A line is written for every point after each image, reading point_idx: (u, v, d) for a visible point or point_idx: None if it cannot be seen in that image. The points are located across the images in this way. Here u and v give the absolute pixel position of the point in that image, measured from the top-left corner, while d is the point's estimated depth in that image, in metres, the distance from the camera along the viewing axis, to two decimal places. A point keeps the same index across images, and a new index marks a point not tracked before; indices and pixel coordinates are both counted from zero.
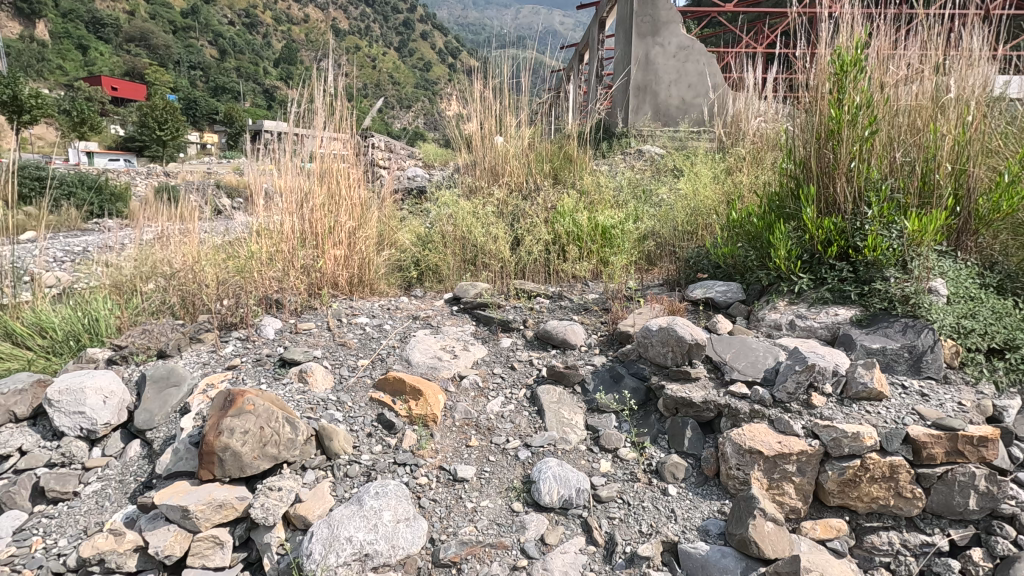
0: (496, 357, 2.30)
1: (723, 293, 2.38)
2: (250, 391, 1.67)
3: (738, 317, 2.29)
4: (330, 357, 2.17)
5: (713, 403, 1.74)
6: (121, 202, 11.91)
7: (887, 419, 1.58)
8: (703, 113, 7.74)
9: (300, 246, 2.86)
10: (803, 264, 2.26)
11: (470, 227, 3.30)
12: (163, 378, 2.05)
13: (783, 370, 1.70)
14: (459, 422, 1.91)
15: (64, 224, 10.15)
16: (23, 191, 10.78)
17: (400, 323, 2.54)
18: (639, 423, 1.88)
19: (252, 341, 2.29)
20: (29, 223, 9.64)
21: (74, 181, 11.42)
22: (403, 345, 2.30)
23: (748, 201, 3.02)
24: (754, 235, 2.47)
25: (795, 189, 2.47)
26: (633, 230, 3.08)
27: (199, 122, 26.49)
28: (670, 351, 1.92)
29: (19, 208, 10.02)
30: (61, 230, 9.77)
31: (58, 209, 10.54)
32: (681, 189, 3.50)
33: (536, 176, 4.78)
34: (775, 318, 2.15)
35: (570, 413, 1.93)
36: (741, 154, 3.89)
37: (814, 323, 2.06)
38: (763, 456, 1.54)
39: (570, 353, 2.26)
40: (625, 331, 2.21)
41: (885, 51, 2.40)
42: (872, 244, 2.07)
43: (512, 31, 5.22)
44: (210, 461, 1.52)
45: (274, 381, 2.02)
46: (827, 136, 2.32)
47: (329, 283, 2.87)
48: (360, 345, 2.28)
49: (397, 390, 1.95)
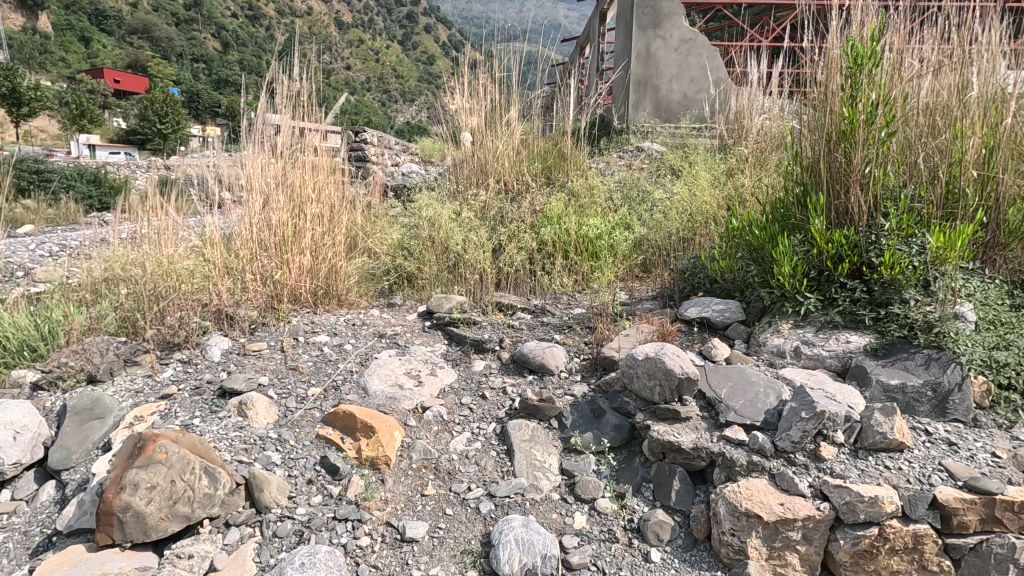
0: (466, 384, 2.06)
1: (721, 312, 2.13)
2: (166, 435, 1.45)
3: (737, 341, 2.05)
4: (277, 385, 1.94)
5: (705, 450, 1.50)
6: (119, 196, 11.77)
7: (911, 477, 1.34)
8: (706, 108, 7.46)
9: (259, 255, 2.63)
10: (809, 282, 2.00)
11: (449, 233, 3.06)
12: (86, 410, 1.81)
13: (786, 415, 1.46)
14: (416, 465, 1.68)
15: (62, 219, 10.04)
16: (21, 184, 10.54)
17: (363, 341, 2.30)
18: (621, 469, 1.64)
19: (194, 365, 2.05)
20: (27, 216, 9.54)
21: (71, 175, 11.25)
22: (363, 369, 2.07)
23: (750, 207, 2.78)
24: (756, 248, 2.22)
25: (801, 196, 2.22)
26: (624, 237, 2.84)
27: (199, 115, 26.24)
28: (658, 385, 1.68)
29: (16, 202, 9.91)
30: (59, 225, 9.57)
31: (56, 203, 10.41)
32: (678, 192, 3.25)
33: (528, 176, 4.54)
34: (777, 344, 1.91)
35: (543, 455, 1.69)
36: (743, 154, 3.64)
37: (822, 351, 1.82)
38: (763, 522, 1.30)
39: (548, 380, 2.02)
40: (609, 357, 1.97)
41: (905, 43, 2.14)
42: (889, 261, 1.82)
43: (504, 22, 4.95)
44: (108, 523, 1.29)
45: (209, 415, 1.78)
46: (838, 138, 2.07)
47: (290, 297, 2.65)
48: (314, 370, 2.04)
49: (347, 426, 1.73)
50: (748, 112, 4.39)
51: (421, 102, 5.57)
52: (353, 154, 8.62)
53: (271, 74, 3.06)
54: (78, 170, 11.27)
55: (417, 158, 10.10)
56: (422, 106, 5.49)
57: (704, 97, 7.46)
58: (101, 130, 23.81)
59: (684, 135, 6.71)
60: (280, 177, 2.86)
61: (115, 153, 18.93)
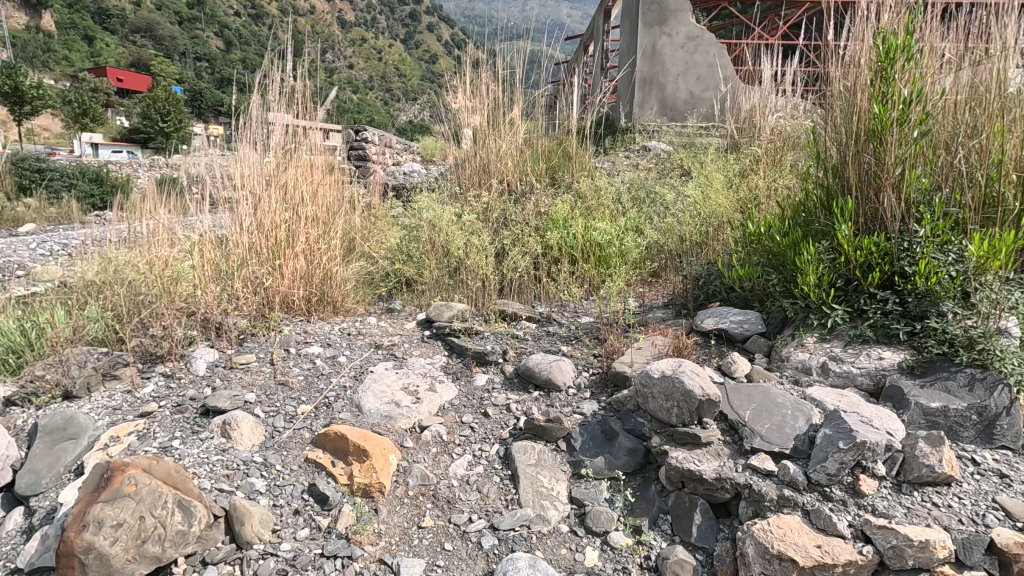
0: (467, 400, 1.93)
1: (740, 324, 2.00)
2: (137, 464, 1.32)
3: (757, 355, 1.91)
4: (265, 402, 1.81)
5: (729, 481, 1.37)
6: (121, 195, 11.66)
7: (963, 517, 1.20)
8: (713, 106, 7.31)
9: (249, 261, 2.50)
10: (836, 292, 1.87)
11: (450, 236, 2.93)
12: (59, 429, 1.68)
13: (821, 444, 1.32)
14: (412, 492, 1.55)
15: (64, 217, 9.93)
16: (23, 183, 10.47)
17: (358, 353, 2.17)
18: (636, 498, 1.50)
19: (177, 379, 1.92)
20: (30, 215, 9.46)
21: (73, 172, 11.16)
22: (357, 385, 1.93)
23: (767, 211, 2.64)
24: (777, 255, 2.09)
25: (826, 200, 2.09)
26: (634, 242, 2.71)
27: (201, 113, 26.17)
28: (676, 407, 1.54)
29: (18, 201, 9.83)
30: (60, 223, 9.48)
31: (59, 201, 10.32)
32: (690, 194, 3.11)
33: (532, 176, 4.40)
34: (803, 359, 1.78)
35: (550, 482, 1.56)
36: (757, 154, 3.50)
37: (853, 368, 1.68)
38: (798, 566, 1.17)
39: (555, 397, 1.89)
40: (621, 373, 1.84)
41: (939, 36, 2.00)
42: (925, 271, 1.68)
43: (507, 18, 4.82)
44: (68, 565, 1.15)
45: (189, 436, 1.65)
46: (867, 138, 1.93)
47: (282, 304, 2.52)
48: (304, 385, 1.91)
49: (338, 449, 1.60)
50: (759, 110, 4.25)
51: (423, 99, 5.45)
52: (355, 153, 8.50)
53: (265, 71, 2.93)
54: (80, 168, 11.18)
55: (419, 157, 9.98)
56: (425, 103, 5.36)
57: (711, 95, 7.32)
58: (104, 129, 23.78)
59: (691, 134, 6.56)
60: (274, 178, 2.74)
61: (118, 151, 18.86)
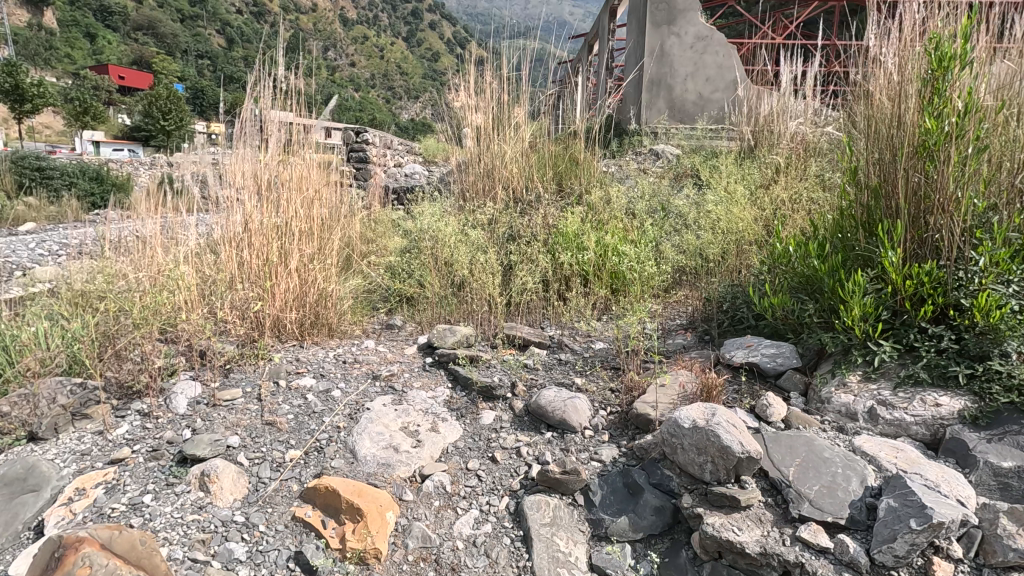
0: (473, 442, 1.75)
1: (772, 358, 1.82)
2: (94, 540, 1.15)
3: (794, 395, 1.73)
4: (250, 447, 1.64)
5: (776, 558, 1.20)
6: (121, 195, 11.48)
7: None
8: (723, 108, 7.13)
9: (235, 285, 2.34)
10: (883, 326, 1.69)
11: (453, 255, 2.78)
12: (18, 480, 1.50)
13: (886, 519, 1.15)
14: (413, 557, 1.37)
15: (64, 217, 9.74)
16: (23, 182, 10.27)
17: (354, 386, 1.99)
18: (665, 568, 1.33)
19: (154, 418, 1.75)
20: (29, 215, 9.29)
21: (75, 171, 10.99)
22: (352, 425, 1.76)
23: (795, 228, 2.46)
24: (814, 281, 1.91)
25: (867, 221, 1.91)
26: (650, 260, 2.53)
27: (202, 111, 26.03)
28: (710, 463, 1.37)
29: (18, 200, 9.66)
30: (60, 223, 9.32)
31: (59, 201, 10.13)
32: (708, 207, 2.93)
33: (539, 183, 4.22)
34: (846, 402, 1.60)
35: (568, 545, 1.38)
36: (777, 163, 3.31)
37: (906, 416, 1.51)
38: None
39: (569, 440, 1.71)
40: (644, 415, 1.66)
41: (993, 40, 1.81)
42: (987, 305, 1.50)
43: (512, 17, 4.62)
44: None
45: (163, 490, 1.47)
46: (915, 153, 1.75)
47: (272, 330, 2.35)
48: (293, 426, 1.73)
49: (330, 506, 1.42)
50: (775, 114, 4.07)
51: (426, 99, 5.26)
52: (355, 154, 8.31)
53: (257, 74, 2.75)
54: (80, 167, 11.01)
55: (420, 158, 9.79)
56: (427, 103, 5.16)
57: (720, 97, 7.13)
58: (106, 127, 23.63)
59: (700, 138, 6.38)
60: (268, 190, 2.56)
61: (120, 149, 18.69)
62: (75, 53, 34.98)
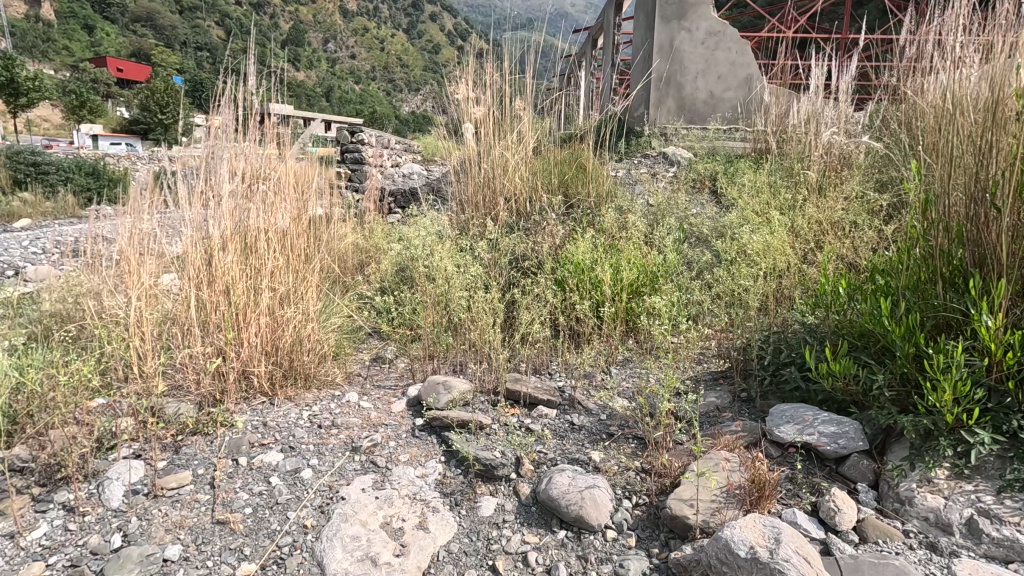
0: (471, 544, 1.43)
1: (835, 439, 1.50)
2: None
3: (862, 489, 1.42)
4: (192, 561, 1.31)
5: None
6: (120, 189, 11.16)
7: None
8: (736, 107, 6.79)
9: (197, 332, 2.02)
10: (979, 408, 1.36)
11: (450, 289, 2.47)
12: None
13: None
14: None
15: (61, 212, 9.43)
16: (18, 176, 9.98)
17: (329, 462, 1.67)
18: None
19: (79, 518, 1.42)
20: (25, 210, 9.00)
21: (73, 165, 10.64)
22: (323, 523, 1.44)
23: (840, 265, 2.15)
24: (881, 342, 1.59)
25: (945, 269, 1.59)
26: (673, 299, 2.22)
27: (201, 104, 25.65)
28: None
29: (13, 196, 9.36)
30: (57, 218, 9.03)
31: (55, 195, 9.82)
32: (736, 234, 2.62)
33: (544, 195, 3.88)
34: (937, 510, 1.29)
35: None
36: (808, 179, 2.99)
37: (1019, 536, 1.20)
38: None
39: (588, 545, 1.39)
40: (682, 519, 1.34)
41: None
42: None
43: (515, 10, 4.27)
44: None
45: None
46: (1015, 192, 1.43)
47: (238, 384, 2.04)
48: (250, 526, 1.42)
49: None
50: (803, 121, 3.73)
51: (428, 90, 4.87)
52: (351, 154, 7.97)
53: (226, 79, 2.41)
54: (75, 162, 10.70)
55: (418, 157, 9.45)
56: (427, 95, 4.79)
57: (733, 96, 6.78)
58: (105, 120, 23.31)
59: (713, 140, 6.04)
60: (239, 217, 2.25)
61: (117, 143, 18.36)
62: (75, 45, 34.64)
